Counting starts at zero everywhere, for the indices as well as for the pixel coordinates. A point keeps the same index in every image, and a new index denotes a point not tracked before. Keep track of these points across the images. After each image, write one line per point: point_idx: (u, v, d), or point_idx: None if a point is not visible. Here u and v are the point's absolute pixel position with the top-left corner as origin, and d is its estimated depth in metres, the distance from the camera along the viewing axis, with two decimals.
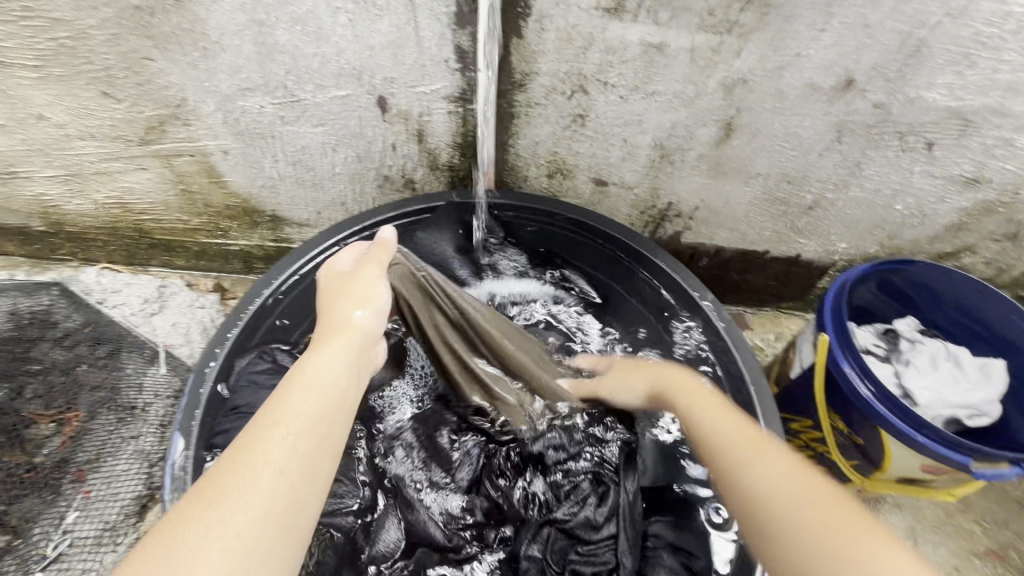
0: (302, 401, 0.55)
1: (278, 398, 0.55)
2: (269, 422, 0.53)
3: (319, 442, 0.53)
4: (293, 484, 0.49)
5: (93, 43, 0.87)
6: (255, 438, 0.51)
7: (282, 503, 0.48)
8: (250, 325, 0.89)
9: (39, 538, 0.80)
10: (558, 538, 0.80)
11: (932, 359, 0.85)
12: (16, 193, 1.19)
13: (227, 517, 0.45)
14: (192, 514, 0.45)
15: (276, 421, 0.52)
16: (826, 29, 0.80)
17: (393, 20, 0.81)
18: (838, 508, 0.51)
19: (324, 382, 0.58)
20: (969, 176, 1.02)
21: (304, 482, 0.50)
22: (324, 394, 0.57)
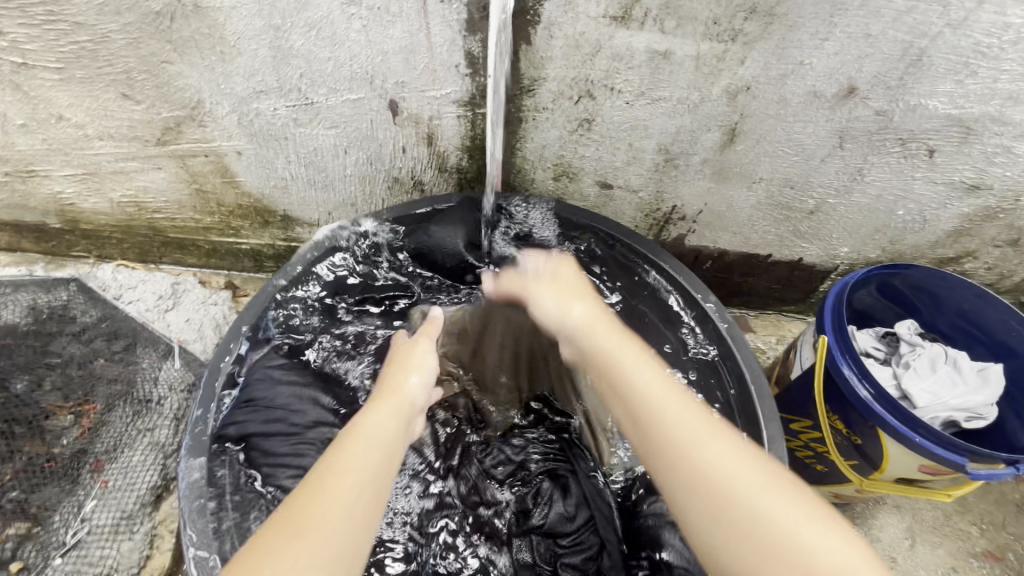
0: (366, 457, 0.60)
1: (344, 454, 0.60)
2: (332, 473, 0.58)
3: (380, 493, 0.59)
4: (358, 531, 0.55)
5: (114, 47, 0.89)
6: (320, 486, 0.57)
7: (349, 547, 0.54)
8: (259, 321, 0.91)
9: (58, 525, 0.82)
10: (542, 540, 0.85)
11: (930, 361, 0.86)
12: (34, 191, 1.21)
13: (307, 561, 0.51)
14: (274, 556, 0.51)
15: (346, 474, 0.58)
16: (828, 39, 0.81)
17: (405, 26, 0.83)
18: (779, 498, 0.56)
19: (380, 439, 0.63)
20: (970, 182, 1.03)
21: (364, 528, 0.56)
22: (385, 450, 0.62)
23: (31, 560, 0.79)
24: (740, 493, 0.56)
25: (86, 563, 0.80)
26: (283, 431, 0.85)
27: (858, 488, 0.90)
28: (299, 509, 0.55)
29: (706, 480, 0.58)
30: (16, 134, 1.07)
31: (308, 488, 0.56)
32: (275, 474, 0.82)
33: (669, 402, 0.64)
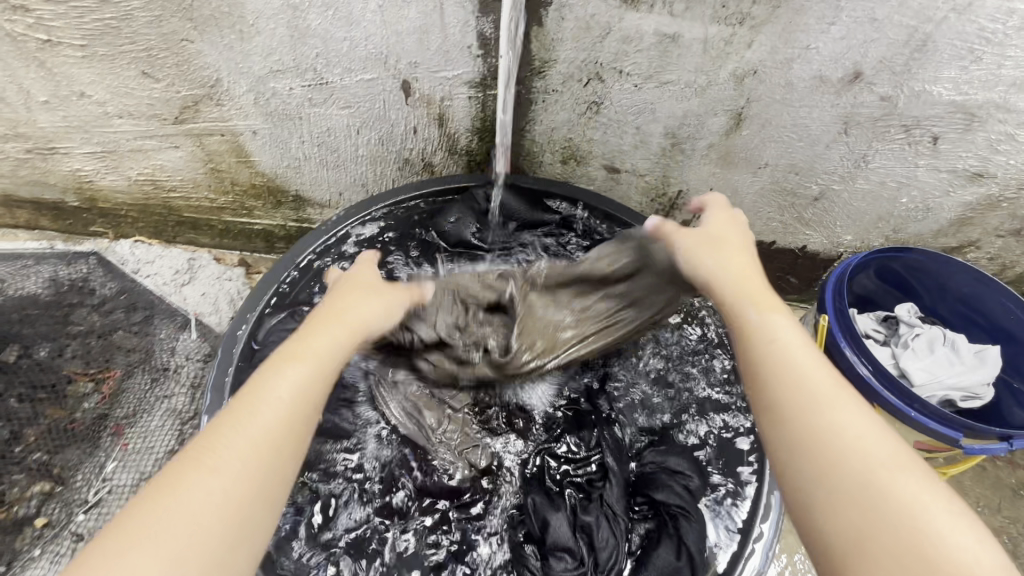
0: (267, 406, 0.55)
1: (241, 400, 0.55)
2: (247, 414, 0.54)
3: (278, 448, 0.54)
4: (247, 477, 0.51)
5: (136, 25, 0.92)
6: (235, 430, 0.53)
7: (224, 517, 0.48)
8: (283, 290, 0.96)
9: (81, 484, 0.85)
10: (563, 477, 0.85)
11: (928, 342, 0.88)
12: (54, 169, 1.24)
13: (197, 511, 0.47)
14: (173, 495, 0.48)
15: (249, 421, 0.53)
16: (834, 23, 0.83)
17: (420, 6, 0.85)
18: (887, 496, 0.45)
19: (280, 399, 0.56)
20: (973, 170, 1.05)
21: (244, 501, 0.50)
22: (288, 400, 0.56)
23: (55, 517, 0.82)
24: (854, 448, 0.48)
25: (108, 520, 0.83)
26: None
27: None
28: (182, 477, 0.49)
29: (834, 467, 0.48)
30: (39, 111, 1.09)
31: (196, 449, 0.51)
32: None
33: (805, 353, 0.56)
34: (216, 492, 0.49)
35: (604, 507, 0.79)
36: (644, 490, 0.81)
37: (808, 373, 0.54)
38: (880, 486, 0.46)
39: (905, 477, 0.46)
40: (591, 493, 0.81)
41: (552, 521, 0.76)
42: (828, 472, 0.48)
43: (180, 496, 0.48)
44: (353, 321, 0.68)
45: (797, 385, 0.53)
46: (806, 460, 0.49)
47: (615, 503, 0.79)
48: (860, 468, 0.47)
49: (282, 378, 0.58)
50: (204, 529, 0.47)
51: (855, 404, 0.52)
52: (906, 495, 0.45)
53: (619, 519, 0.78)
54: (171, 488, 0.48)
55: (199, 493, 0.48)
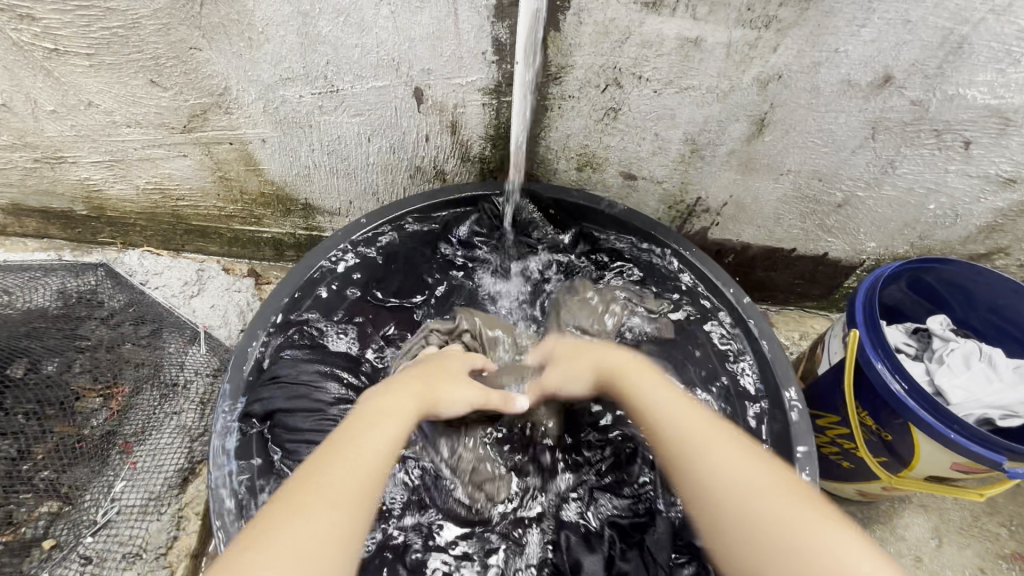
0: (352, 458, 0.61)
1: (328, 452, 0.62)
2: (339, 457, 0.61)
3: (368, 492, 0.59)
4: (345, 510, 0.56)
5: (144, 33, 0.90)
6: (331, 465, 0.60)
7: (333, 542, 0.53)
8: (289, 304, 0.93)
9: (89, 504, 0.84)
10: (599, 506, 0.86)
11: (963, 357, 0.84)
12: (62, 178, 1.23)
13: (311, 528, 0.53)
14: (279, 522, 0.53)
15: (336, 462, 0.60)
16: (865, 25, 0.79)
17: (433, 12, 0.82)
18: (788, 496, 0.57)
19: (370, 447, 0.64)
20: (1006, 176, 1.01)
21: (350, 528, 0.55)
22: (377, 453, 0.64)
23: (62, 538, 0.80)
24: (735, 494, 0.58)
25: (117, 541, 0.83)
26: (306, 406, 0.87)
27: (886, 486, 0.88)
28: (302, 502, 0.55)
29: (731, 502, 0.58)
30: (46, 121, 1.08)
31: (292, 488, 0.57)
32: (298, 450, 0.83)
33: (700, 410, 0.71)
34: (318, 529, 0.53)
35: (645, 552, 0.80)
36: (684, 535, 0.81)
37: (685, 416, 0.68)
38: (771, 513, 0.55)
39: (773, 506, 0.56)
40: (632, 537, 0.82)
41: (586, 563, 0.79)
42: (718, 509, 0.58)
43: (303, 519, 0.53)
44: (436, 394, 0.77)
45: (681, 438, 0.65)
46: (704, 504, 0.60)
47: (656, 550, 0.80)
48: (738, 505, 0.58)
49: (375, 421, 0.67)
50: (327, 551, 0.52)
51: (729, 448, 0.63)
52: (785, 515, 0.55)
53: (658, 567, 0.78)
54: (299, 512, 0.54)
55: (320, 522, 0.54)
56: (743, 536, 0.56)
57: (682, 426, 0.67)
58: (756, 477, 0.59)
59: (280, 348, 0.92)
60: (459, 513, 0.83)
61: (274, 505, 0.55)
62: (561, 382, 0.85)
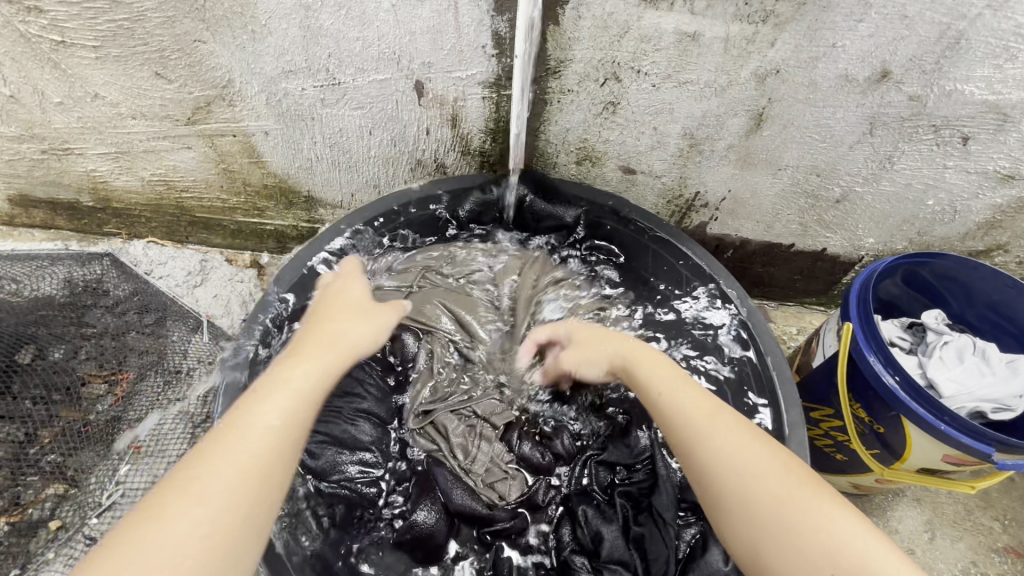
0: (241, 448, 0.56)
1: (217, 443, 0.57)
2: (218, 451, 0.56)
3: (263, 479, 0.56)
4: (233, 512, 0.53)
5: (149, 26, 0.91)
6: (215, 453, 0.56)
7: (219, 536, 0.52)
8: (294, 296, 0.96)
9: (94, 486, 0.86)
10: (601, 471, 0.88)
11: (957, 351, 0.84)
12: (69, 169, 1.25)
13: (188, 527, 0.50)
14: (167, 514, 0.51)
15: (226, 450, 0.56)
16: (863, 20, 0.80)
17: (433, 6, 0.83)
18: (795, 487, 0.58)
19: (251, 433, 0.58)
20: (1004, 172, 1.01)
21: (236, 512, 0.53)
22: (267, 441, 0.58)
23: (68, 519, 0.83)
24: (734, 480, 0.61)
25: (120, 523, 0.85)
26: None
27: (879, 478, 0.89)
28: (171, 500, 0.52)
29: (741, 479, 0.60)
30: (53, 112, 1.09)
31: (188, 493, 0.53)
32: None
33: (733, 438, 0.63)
34: (203, 520, 0.51)
35: (655, 515, 0.81)
36: (692, 497, 0.83)
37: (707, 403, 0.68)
38: (782, 490, 0.58)
39: (780, 487, 0.58)
40: (642, 502, 0.83)
41: (606, 533, 0.79)
42: (724, 486, 0.61)
43: (167, 526, 0.50)
44: (347, 347, 0.73)
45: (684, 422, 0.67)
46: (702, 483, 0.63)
47: (666, 510, 0.80)
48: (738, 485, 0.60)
49: (272, 385, 0.63)
50: (220, 546, 0.51)
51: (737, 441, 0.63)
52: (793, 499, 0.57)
53: (670, 526, 0.79)
54: (174, 511, 0.51)
55: (186, 524, 0.51)
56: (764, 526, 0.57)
57: (691, 416, 0.67)
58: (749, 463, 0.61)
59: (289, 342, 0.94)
60: (471, 509, 0.82)
61: (145, 506, 0.52)
62: (579, 363, 0.83)
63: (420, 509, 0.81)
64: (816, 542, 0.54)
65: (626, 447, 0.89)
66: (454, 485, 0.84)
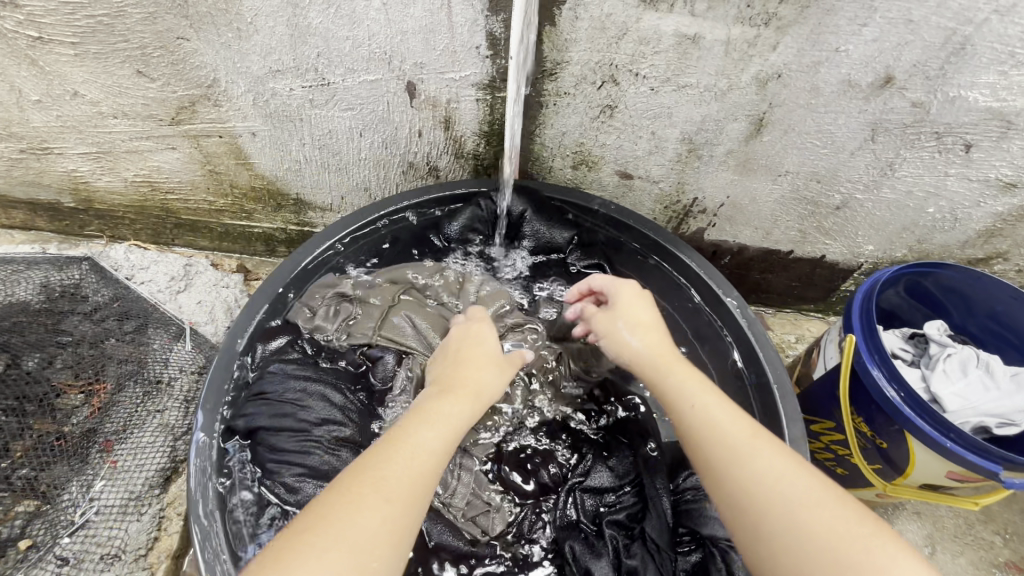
0: (419, 463, 0.61)
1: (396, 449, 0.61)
2: (399, 455, 0.60)
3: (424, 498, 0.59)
4: (404, 520, 0.57)
5: (130, 22, 0.87)
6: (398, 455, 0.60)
7: (392, 540, 0.55)
8: (283, 294, 0.93)
9: (67, 503, 0.82)
10: (586, 499, 0.85)
11: (961, 364, 0.82)
12: (49, 169, 1.21)
13: (379, 526, 0.54)
14: (365, 504, 0.55)
15: (409, 460, 0.60)
16: (867, 24, 0.78)
17: (426, 4, 0.80)
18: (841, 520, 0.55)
19: (427, 451, 0.62)
20: (1006, 180, 0.99)
21: (403, 528, 0.56)
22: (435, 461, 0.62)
23: (40, 538, 0.79)
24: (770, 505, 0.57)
25: (95, 543, 0.81)
26: (290, 426, 0.84)
27: (880, 493, 0.87)
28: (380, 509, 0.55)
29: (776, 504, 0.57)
30: (31, 110, 1.06)
31: (383, 490, 0.57)
32: (279, 471, 0.81)
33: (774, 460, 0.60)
34: (389, 520, 0.55)
35: (647, 542, 0.79)
36: (685, 522, 0.82)
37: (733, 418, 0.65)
38: (827, 524, 0.54)
39: (822, 522, 0.54)
40: (632, 529, 0.81)
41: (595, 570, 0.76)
42: (758, 515, 0.57)
43: (363, 518, 0.54)
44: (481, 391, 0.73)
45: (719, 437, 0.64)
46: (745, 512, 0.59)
47: (658, 537, 0.79)
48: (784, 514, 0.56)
49: (444, 414, 0.67)
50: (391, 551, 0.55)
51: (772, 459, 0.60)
52: (842, 531, 0.53)
53: (663, 553, 0.78)
54: (360, 503, 0.55)
55: (373, 520, 0.54)
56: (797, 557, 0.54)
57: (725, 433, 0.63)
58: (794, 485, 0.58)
59: (267, 360, 0.90)
60: (453, 547, 0.79)
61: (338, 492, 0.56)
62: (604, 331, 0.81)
63: None
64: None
65: (608, 471, 0.87)
66: (436, 521, 0.80)
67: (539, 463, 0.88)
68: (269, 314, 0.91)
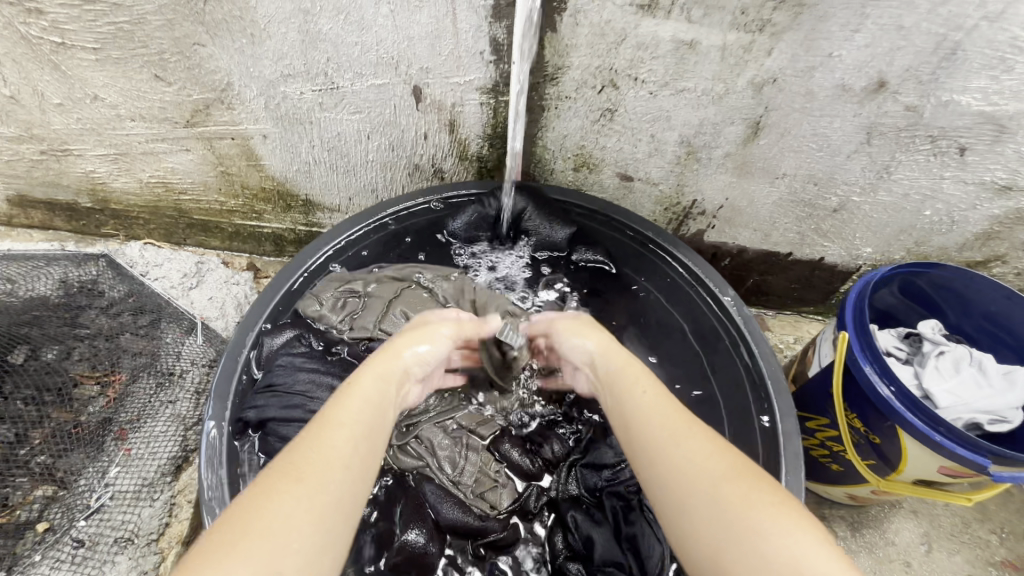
0: (338, 438, 0.57)
1: (314, 432, 0.57)
2: (315, 432, 0.57)
3: (355, 473, 0.55)
4: (312, 498, 0.51)
5: (149, 29, 0.91)
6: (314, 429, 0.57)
7: (308, 518, 0.50)
8: (299, 286, 0.99)
9: (83, 489, 0.85)
10: (587, 474, 0.86)
11: (953, 361, 0.83)
12: (68, 170, 1.25)
13: (286, 511, 0.49)
14: (278, 489, 0.51)
15: (330, 432, 0.57)
16: (859, 30, 0.80)
17: (432, 12, 0.84)
18: (745, 483, 0.54)
19: (346, 422, 0.59)
20: (1001, 183, 1.01)
21: (327, 503, 0.52)
22: (360, 430, 0.59)
23: (57, 521, 0.81)
24: (687, 478, 0.56)
25: (109, 526, 0.83)
26: (298, 416, 0.85)
27: (875, 489, 0.88)
28: (276, 489, 0.51)
29: (697, 477, 0.55)
30: (53, 113, 1.10)
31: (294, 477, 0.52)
32: None
33: (692, 440, 0.59)
34: (301, 500, 0.50)
35: (646, 512, 0.81)
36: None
37: (666, 403, 0.65)
38: (737, 494, 0.53)
39: (737, 490, 0.53)
40: (631, 499, 0.83)
41: (598, 537, 0.79)
42: (682, 495, 0.55)
43: (271, 504, 0.49)
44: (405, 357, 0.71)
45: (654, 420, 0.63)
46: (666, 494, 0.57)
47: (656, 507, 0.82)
48: (706, 490, 0.54)
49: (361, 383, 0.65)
50: (296, 535, 0.49)
51: (696, 440, 0.59)
52: (752, 499, 0.52)
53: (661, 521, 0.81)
54: (273, 493, 0.50)
55: (281, 508, 0.49)
56: (715, 540, 0.51)
57: (647, 416, 0.64)
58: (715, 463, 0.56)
59: (277, 351, 0.92)
60: (463, 523, 0.80)
61: (269, 473, 0.53)
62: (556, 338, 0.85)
63: (411, 528, 0.79)
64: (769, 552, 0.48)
65: (607, 447, 0.88)
66: (444, 500, 0.82)
67: (538, 441, 0.90)
68: (284, 303, 0.97)
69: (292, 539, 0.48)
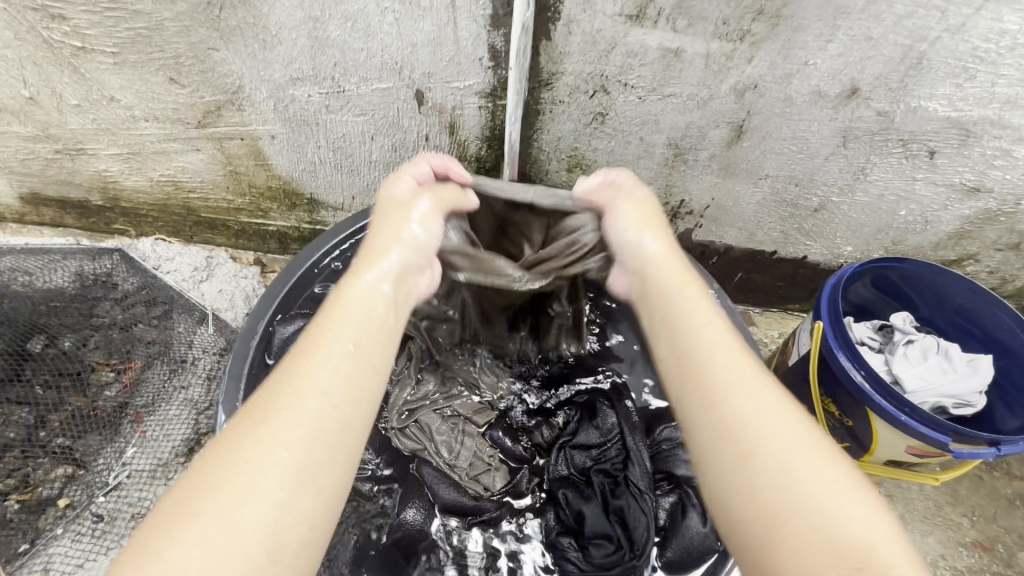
0: (312, 382, 0.56)
1: (289, 376, 0.57)
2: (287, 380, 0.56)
3: (329, 419, 0.55)
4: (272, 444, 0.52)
5: (166, 34, 0.97)
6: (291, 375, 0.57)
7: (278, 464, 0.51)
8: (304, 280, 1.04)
9: (102, 467, 0.90)
10: (576, 454, 0.91)
11: (922, 350, 0.89)
12: (81, 168, 1.30)
13: (246, 458, 0.51)
14: (240, 435, 0.52)
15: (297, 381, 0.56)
16: (832, 40, 0.86)
17: (434, 20, 0.89)
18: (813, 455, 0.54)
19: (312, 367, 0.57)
20: (970, 184, 1.07)
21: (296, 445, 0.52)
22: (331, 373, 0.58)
23: (77, 497, 0.87)
24: (754, 431, 0.56)
25: (127, 502, 0.88)
26: None
27: None
28: (235, 444, 0.52)
29: (761, 437, 0.56)
30: (69, 114, 1.15)
31: (257, 418, 0.53)
32: None
33: (754, 400, 0.59)
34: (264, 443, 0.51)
35: (631, 486, 0.86)
36: (663, 467, 0.90)
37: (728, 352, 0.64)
38: (814, 462, 0.53)
39: (815, 463, 0.53)
40: (617, 476, 0.87)
41: (587, 512, 0.83)
42: (751, 451, 0.55)
43: (232, 450, 0.51)
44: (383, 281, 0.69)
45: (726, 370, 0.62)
46: (726, 448, 0.57)
47: (640, 481, 0.86)
48: (779, 452, 0.54)
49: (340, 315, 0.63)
50: (258, 479, 0.49)
51: (759, 399, 0.59)
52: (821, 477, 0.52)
53: (645, 495, 0.84)
54: (231, 444, 0.52)
55: (241, 447, 0.51)
56: (782, 503, 0.52)
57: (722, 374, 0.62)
58: (790, 429, 0.56)
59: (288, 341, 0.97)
60: (459, 503, 0.86)
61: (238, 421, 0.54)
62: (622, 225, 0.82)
63: (410, 508, 0.85)
64: (831, 516, 0.50)
65: (593, 428, 0.93)
66: (441, 480, 0.88)
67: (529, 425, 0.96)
68: (291, 296, 1.02)
69: (258, 482, 0.49)
